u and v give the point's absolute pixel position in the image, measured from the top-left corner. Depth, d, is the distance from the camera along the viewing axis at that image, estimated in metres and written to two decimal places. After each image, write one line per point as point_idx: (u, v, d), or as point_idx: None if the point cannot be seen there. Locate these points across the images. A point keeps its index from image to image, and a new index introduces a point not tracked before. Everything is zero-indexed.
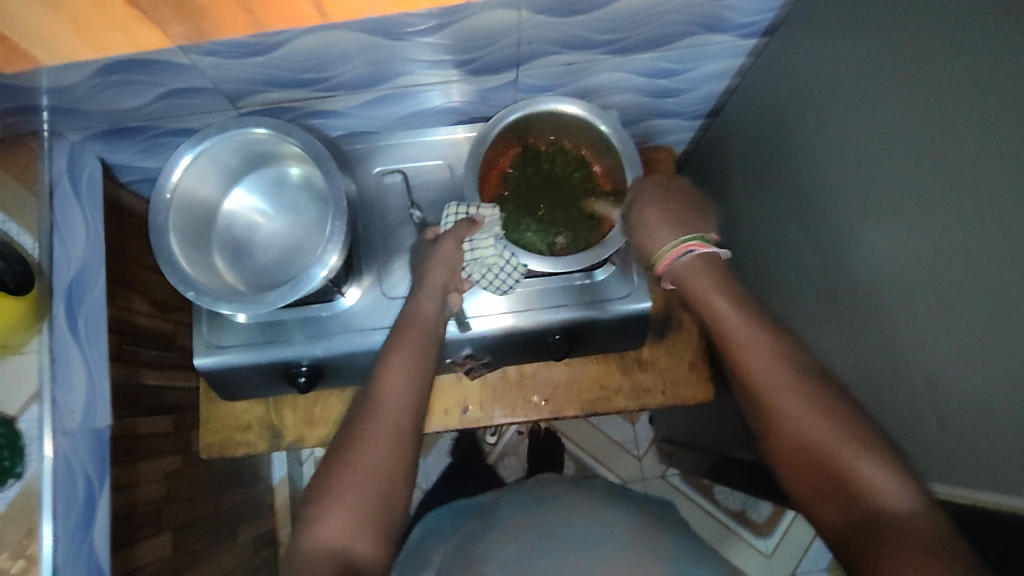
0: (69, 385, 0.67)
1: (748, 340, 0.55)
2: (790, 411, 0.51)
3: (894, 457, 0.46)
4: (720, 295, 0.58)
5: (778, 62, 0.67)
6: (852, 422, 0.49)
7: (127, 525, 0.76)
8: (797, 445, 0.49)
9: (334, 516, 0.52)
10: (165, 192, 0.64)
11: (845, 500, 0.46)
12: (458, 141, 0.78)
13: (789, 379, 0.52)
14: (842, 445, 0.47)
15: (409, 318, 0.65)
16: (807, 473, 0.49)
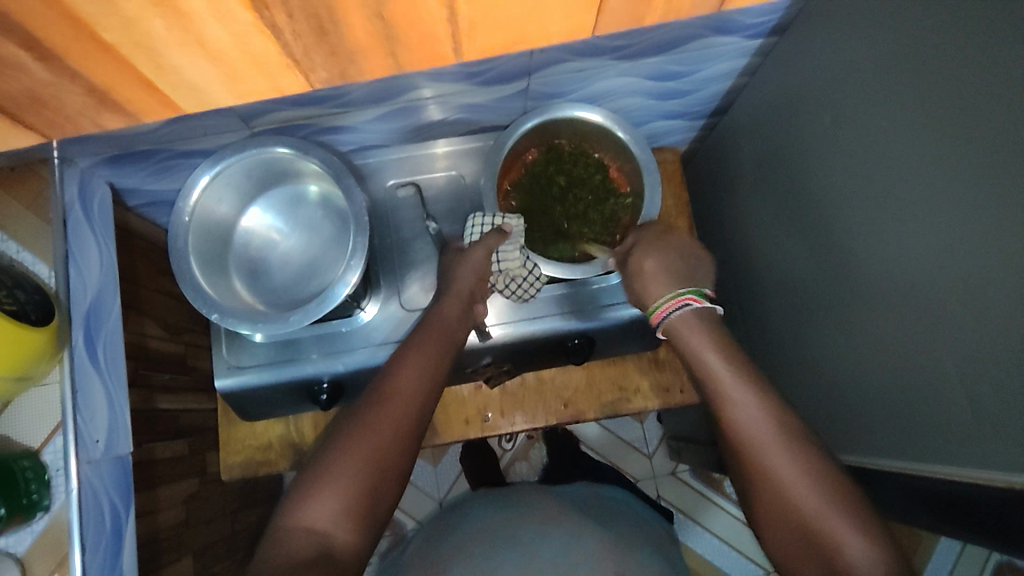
0: (93, 412, 0.66)
1: (742, 398, 0.54)
2: (782, 475, 0.50)
3: (878, 531, 0.47)
4: (714, 351, 0.57)
5: (785, 61, 0.68)
6: (844, 496, 0.48)
7: (151, 551, 0.76)
8: (785, 513, 0.50)
9: (323, 498, 0.51)
10: (184, 215, 0.63)
11: (825, 566, 0.47)
12: (468, 152, 0.79)
13: (781, 442, 0.51)
14: (829, 518, 0.48)
15: (432, 320, 0.66)
16: (794, 546, 0.49)
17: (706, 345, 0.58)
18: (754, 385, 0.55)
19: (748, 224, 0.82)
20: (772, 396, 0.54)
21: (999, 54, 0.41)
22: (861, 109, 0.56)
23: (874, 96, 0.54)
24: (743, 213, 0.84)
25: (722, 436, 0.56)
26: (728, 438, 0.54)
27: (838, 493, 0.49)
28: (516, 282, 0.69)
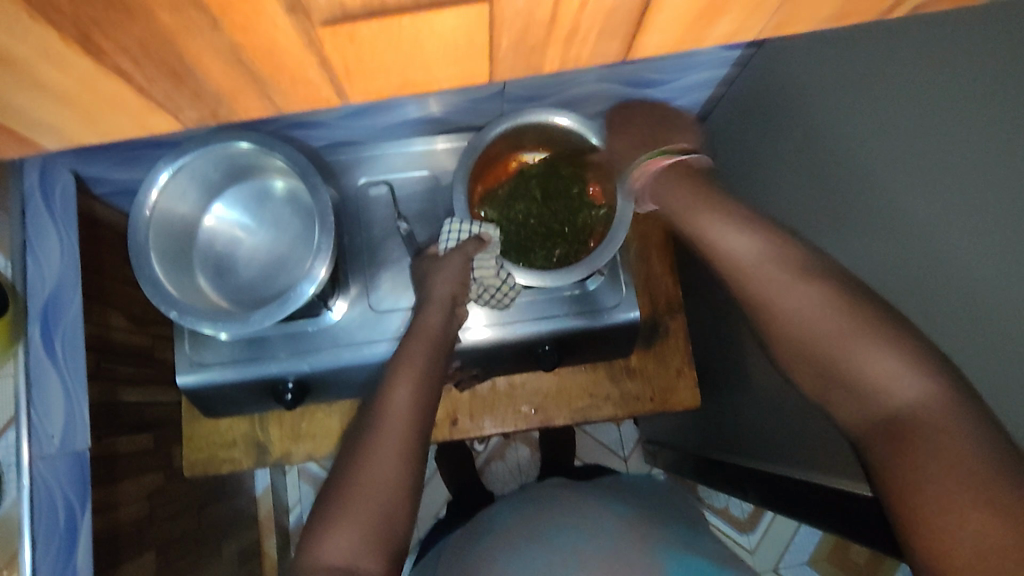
0: (48, 407, 0.65)
1: (734, 240, 0.55)
2: (792, 312, 0.51)
3: (893, 329, 0.46)
4: (708, 208, 0.57)
5: (764, 72, 0.67)
6: (852, 304, 0.48)
7: (109, 546, 0.74)
8: (811, 354, 0.49)
9: (339, 532, 0.51)
10: (145, 209, 0.62)
11: (860, 398, 0.47)
12: (443, 152, 0.78)
13: (787, 278, 0.51)
14: (846, 330, 0.47)
15: (415, 330, 0.63)
16: (821, 387, 0.49)
17: (701, 209, 0.57)
18: (745, 221, 0.55)
19: None
20: (768, 229, 0.55)
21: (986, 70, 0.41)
22: (835, 127, 0.55)
23: (847, 115, 0.54)
24: None
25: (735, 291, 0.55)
26: (744, 296, 0.54)
27: (844, 302, 0.48)
28: (490, 293, 0.67)
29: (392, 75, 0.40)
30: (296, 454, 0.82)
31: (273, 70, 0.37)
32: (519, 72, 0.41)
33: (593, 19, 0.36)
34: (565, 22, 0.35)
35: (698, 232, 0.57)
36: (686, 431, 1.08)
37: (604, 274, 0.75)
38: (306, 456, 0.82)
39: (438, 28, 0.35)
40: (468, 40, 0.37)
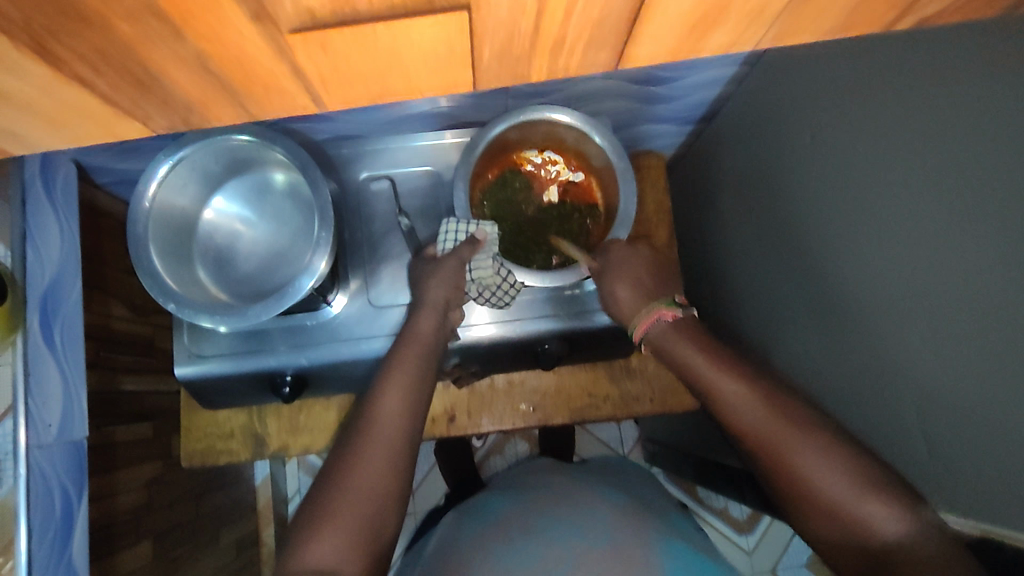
0: (47, 395, 0.65)
1: (732, 395, 0.52)
2: (793, 469, 0.47)
3: (896, 492, 0.44)
4: (700, 351, 0.55)
5: (772, 72, 0.66)
6: (841, 453, 0.46)
7: (105, 535, 0.74)
8: (798, 494, 0.47)
9: (324, 536, 0.49)
10: (144, 201, 0.62)
11: (853, 542, 0.44)
12: (445, 147, 0.77)
13: (781, 430, 0.48)
14: (845, 487, 0.45)
15: (407, 335, 0.64)
16: (809, 521, 0.47)
17: (691, 348, 0.56)
18: (739, 372, 0.53)
19: (729, 235, 0.81)
20: (756, 377, 0.53)
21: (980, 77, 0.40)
22: (841, 131, 0.54)
23: (851, 119, 0.53)
24: (724, 224, 0.82)
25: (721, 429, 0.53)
26: (731, 432, 0.51)
27: (843, 461, 0.46)
28: (492, 291, 0.66)
29: (367, 80, 0.35)
30: (293, 447, 0.82)
31: (254, 104, 0.36)
32: (503, 81, 0.37)
33: (580, 30, 0.32)
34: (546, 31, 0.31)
35: (693, 371, 0.55)
36: (686, 432, 1.07)
37: None
38: (303, 449, 0.82)
39: (412, 39, 0.31)
40: (449, 49, 0.33)
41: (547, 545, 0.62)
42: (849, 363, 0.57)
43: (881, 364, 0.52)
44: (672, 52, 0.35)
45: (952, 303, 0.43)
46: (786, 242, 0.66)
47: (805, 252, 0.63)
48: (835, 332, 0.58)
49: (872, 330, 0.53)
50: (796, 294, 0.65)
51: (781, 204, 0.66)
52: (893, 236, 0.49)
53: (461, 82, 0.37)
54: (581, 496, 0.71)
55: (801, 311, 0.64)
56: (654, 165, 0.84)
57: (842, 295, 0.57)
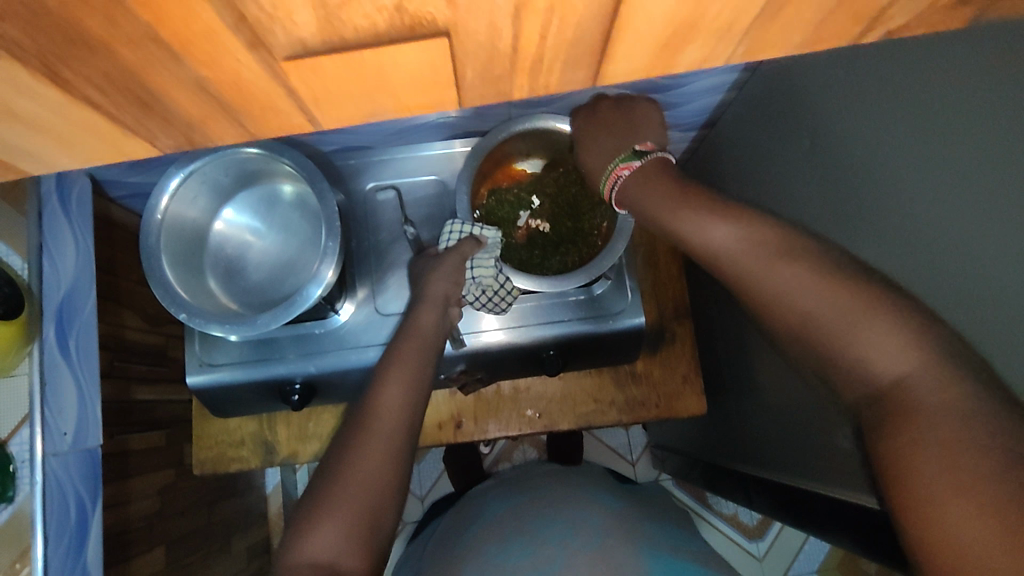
0: (62, 406, 0.66)
1: (720, 229, 0.50)
2: (791, 299, 0.45)
3: (904, 315, 0.41)
4: (674, 200, 0.54)
5: (773, 77, 0.67)
6: (846, 284, 0.43)
7: (120, 542, 0.75)
8: (798, 324, 0.45)
9: (323, 529, 0.50)
10: (156, 213, 0.63)
11: (854, 374, 0.42)
12: (451, 156, 0.78)
13: (778, 264, 0.47)
14: (852, 311, 0.42)
15: (409, 329, 0.65)
16: (818, 356, 0.44)
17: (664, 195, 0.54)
18: (714, 209, 0.51)
19: None
20: (779, 221, 0.49)
21: (959, 79, 0.40)
22: (838, 134, 0.55)
23: (845, 124, 0.53)
24: None
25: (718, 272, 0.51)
26: (720, 269, 0.51)
27: (847, 283, 0.43)
28: (489, 295, 0.67)
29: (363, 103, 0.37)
30: (302, 454, 0.83)
31: (250, 120, 0.36)
32: (488, 98, 0.38)
33: (557, 50, 0.33)
34: (525, 49, 0.32)
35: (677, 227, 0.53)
36: (694, 438, 1.07)
37: (610, 278, 0.75)
38: (312, 456, 0.83)
39: (398, 64, 0.32)
40: (434, 73, 0.34)
41: (538, 545, 0.63)
42: None
43: None
44: (649, 69, 0.36)
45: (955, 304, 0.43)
46: None
47: None
48: None
49: None
50: None
51: (783, 208, 0.66)
52: (889, 240, 0.49)
53: (446, 102, 0.38)
54: (577, 499, 0.71)
55: None
56: None
57: None
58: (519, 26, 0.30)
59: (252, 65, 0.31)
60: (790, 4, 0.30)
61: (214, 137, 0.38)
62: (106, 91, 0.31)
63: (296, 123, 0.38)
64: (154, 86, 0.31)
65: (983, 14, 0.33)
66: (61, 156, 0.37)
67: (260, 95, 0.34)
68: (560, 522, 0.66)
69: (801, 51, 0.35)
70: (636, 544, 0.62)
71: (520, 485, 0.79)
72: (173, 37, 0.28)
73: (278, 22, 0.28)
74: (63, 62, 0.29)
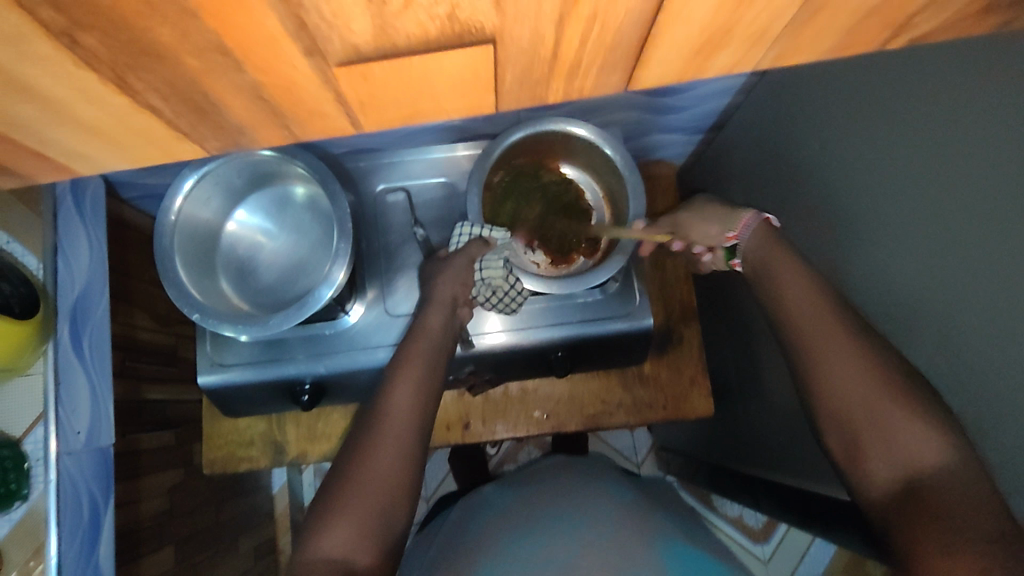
0: (76, 404, 0.67)
1: (793, 286, 0.54)
2: (831, 369, 0.49)
3: (942, 418, 0.44)
4: (781, 257, 0.56)
5: (782, 81, 0.67)
6: (890, 375, 0.47)
7: (130, 541, 0.76)
8: (830, 398, 0.49)
9: (339, 528, 0.51)
10: (170, 215, 0.64)
11: (891, 459, 0.45)
12: (461, 159, 0.79)
13: (828, 332, 0.50)
14: (888, 400, 0.46)
15: (416, 330, 0.65)
16: (840, 427, 0.48)
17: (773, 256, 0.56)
18: (811, 279, 0.54)
19: None
20: (825, 289, 0.53)
21: (994, 86, 0.40)
22: (848, 138, 0.55)
23: (857, 128, 0.53)
24: (735, 232, 0.83)
25: (784, 340, 0.54)
26: (795, 341, 0.52)
27: (897, 379, 0.46)
28: (498, 295, 0.68)
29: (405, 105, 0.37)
30: (311, 454, 0.84)
31: (300, 125, 0.37)
32: (522, 102, 0.39)
33: (596, 55, 0.33)
34: (565, 56, 0.33)
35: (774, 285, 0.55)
36: (699, 440, 1.07)
37: (618, 281, 0.75)
38: (321, 456, 0.84)
39: (445, 66, 0.33)
40: (475, 75, 0.34)
41: (550, 537, 0.63)
42: None
43: None
44: (682, 73, 0.36)
45: (967, 306, 0.44)
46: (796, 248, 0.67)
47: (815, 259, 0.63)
48: None
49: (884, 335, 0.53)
50: None
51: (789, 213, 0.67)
52: (906, 242, 0.49)
53: (484, 107, 0.39)
54: (591, 489, 0.71)
55: None
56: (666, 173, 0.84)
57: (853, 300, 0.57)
58: (563, 32, 0.31)
59: (309, 70, 0.31)
60: (816, 11, 0.31)
61: (262, 141, 0.39)
62: (166, 97, 0.32)
63: (339, 125, 0.38)
64: (181, 88, 0.32)
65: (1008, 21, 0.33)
66: (106, 157, 0.38)
67: (311, 100, 0.34)
68: (573, 514, 0.66)
69: (831, 57, 0.36)
70: (654, 533, 0.62)
71: (528, 475, 0.80)
72: (237, 46, 0.29)
73: (337, 30, 0.29)
74: (132, 69, 0.29)
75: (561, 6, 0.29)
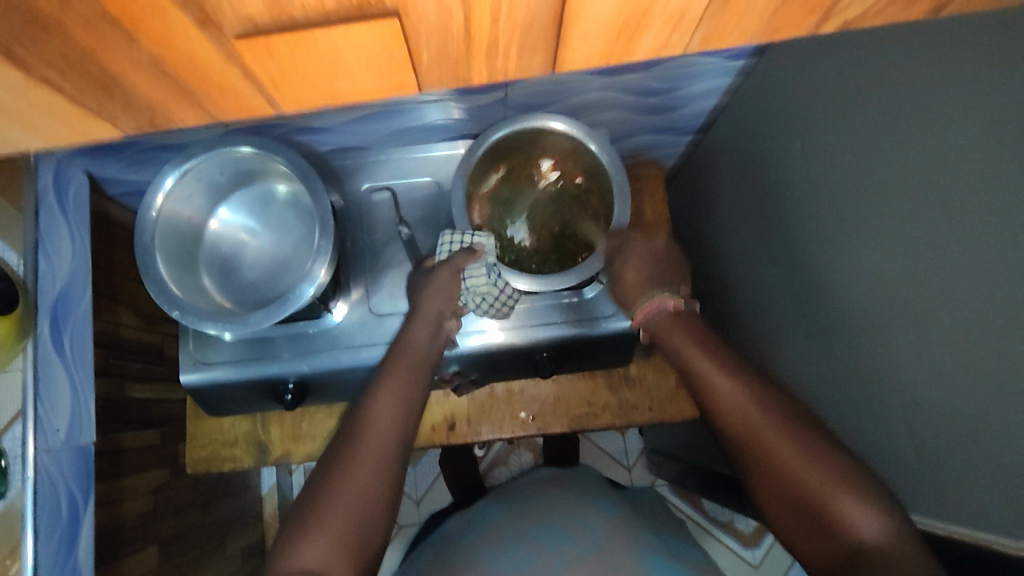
0: (55, 401, 0.67)
1: (721, 382, 0.56)
2: (771, 456, 0.50)
3: (875, 492, 0.45)
4: (706, 354, 0.59)
5: (766, 81, 0.67)
6: (826, 456, 0.48)
7: (111, 540, 0.75)
8: (775, 485, 0.49)
9: (315, 536, 0.50)
10: (151, 211, 0.64)
11: (830, 538, 0.45)
12: (447, 158, 0.79)
13: (762, 423, 0.51)
14: (827, 477, 0.46)
15: (400, 345, 0.66)
16: (783, 511, 0.48)
17: (696, 355, 0.60)
18: (738, 372, 0.56)
19: (727, 245, 0.82)
20: (751, 378, 0.56)
21: (970, 80, 0.40)
22: (829, 138, 0.55)
23: (842, 126, 0.53)
24: (722, 233, 0.83)
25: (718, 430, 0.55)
26: (724, 428, 0.54)
27: (827, 461, 0.47)
28: (488, 302, 0.68)
29: (319, 85, 0.36)
30: (295, 454, 0.83)
31: (213, 104, 0.37)
32: (447, 86, 0.38)
33: (510, 35, 0.33)
34: (478, 34, 0.32)
35: (704, 379, 0.57)
36: (689, 444, 1.07)
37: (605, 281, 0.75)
38: (305, 456, 0.83)
39: (353, 43, 0.32)
40: (389, 50, 0.33)
41: (536, 552, 0.62)
42: (840, 371, 0.57)
43: (870, 372, 0.52)
44: (608, 56, 0.36)
45: (940, 306, 0.44)
46: (779, 247, 0.67)
47: (797, 262, 0.63)
48: (825, 337, 0.59)
49: (862, 337, 0.53)
50: (791, 300, 0.65)
51: (775, 212, 0.67)
52: (885, 237, 0.49)
53: (406, 86, 0.37)
54: (576, 506, 0.70)
55: (796, 321, 0.64)
56: (653, 173, 0.84)
57: (833, 303, 0.57)
58: (469, 8, 0.30)
59: (205, 43, 0.31)
60: None
61: (177, 120, 0.38)
62: (63, 72, 0.31)
63: (254, 103, 0.37)
64: (131, 60, 0.31)
65: (942, 5, 0.33)
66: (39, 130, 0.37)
67: (232, 72, 0.33)
68: (561, 528, 0.65)
69: (763, 40, 0.36)
70: (638, 554, 0.61)
71: (517, 489, 0.79)
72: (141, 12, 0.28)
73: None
74: (19, 45, 0.29)
75: None
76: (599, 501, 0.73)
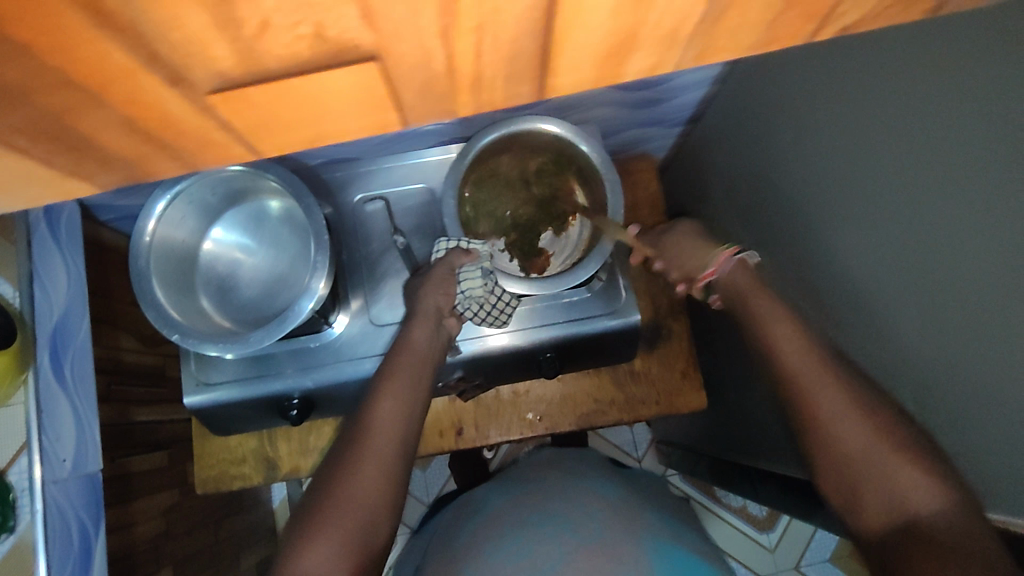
0: (59, 432, 0.66)
1: (788, 339, 0.54)
2: (829, 412, 0.49)
3: (938, 464, 0.44)
4: (777, 322, 0.56)
5: (753, 66, 0.67)
6: (881, 419, 0.47)
7: (126, 565, 0.75)
8: (831, 451, 0.49)
9: (316, 542, 0.49)
10: (144, 236, 0.63)
11: (884, 497, 0.45)
12: (439, 163, 0.78)
13: (822, 376, 0.51)
14: (880, 450, 0.46)
15: (399, 345, 0.65)
16: (831, 472, 0.49)
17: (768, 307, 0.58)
18: (803, 331, 0.55)
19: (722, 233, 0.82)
20: (812, 333, 0.55)
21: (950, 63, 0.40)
22: (819, 125, 0.55)
23: (830, 113, 0.53)
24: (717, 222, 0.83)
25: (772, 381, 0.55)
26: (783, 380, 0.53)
27: (883, 424, 0.47)
28: (486, 308, 0.68)
29: None
30: (304, 468, 0.83)
31: None
32: None
33: (499, 66, 0.30)
34: (462, 72, 0.29)
35: (769, 335, 0.56)
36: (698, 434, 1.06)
37: (603, 278, 0.75)
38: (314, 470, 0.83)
39: (333, 89, 0.29)
40: (372, 94, 0.30)
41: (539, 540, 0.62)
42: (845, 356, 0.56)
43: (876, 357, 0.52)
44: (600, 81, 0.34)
45: (940, 290, 0.43)
46: (776, 234, 0.66)
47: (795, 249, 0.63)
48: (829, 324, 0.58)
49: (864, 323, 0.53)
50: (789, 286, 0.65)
51: (771, 200, 0.66)
52: (887, 227, 0.48)
53: None
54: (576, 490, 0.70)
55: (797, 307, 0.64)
56: (647, 167, 0.83)
57: (834, 289, 0.57)
58: (451, 47, 0.27)
59: None
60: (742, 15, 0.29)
61: None
62: None
63: None
64: None
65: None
66: None
67: None
68: (561, 514, 0.65)
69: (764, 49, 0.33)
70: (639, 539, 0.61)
71: (518, 473, 0.78)
72: None
73: None
74: None
75: (441, 20, 0.25)
76: (598, 483, 0.73)
